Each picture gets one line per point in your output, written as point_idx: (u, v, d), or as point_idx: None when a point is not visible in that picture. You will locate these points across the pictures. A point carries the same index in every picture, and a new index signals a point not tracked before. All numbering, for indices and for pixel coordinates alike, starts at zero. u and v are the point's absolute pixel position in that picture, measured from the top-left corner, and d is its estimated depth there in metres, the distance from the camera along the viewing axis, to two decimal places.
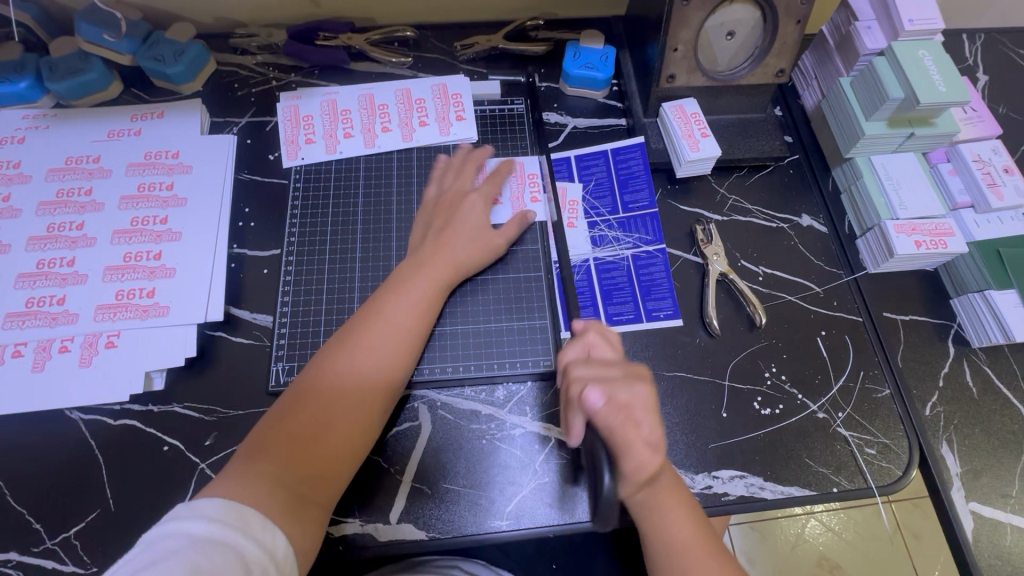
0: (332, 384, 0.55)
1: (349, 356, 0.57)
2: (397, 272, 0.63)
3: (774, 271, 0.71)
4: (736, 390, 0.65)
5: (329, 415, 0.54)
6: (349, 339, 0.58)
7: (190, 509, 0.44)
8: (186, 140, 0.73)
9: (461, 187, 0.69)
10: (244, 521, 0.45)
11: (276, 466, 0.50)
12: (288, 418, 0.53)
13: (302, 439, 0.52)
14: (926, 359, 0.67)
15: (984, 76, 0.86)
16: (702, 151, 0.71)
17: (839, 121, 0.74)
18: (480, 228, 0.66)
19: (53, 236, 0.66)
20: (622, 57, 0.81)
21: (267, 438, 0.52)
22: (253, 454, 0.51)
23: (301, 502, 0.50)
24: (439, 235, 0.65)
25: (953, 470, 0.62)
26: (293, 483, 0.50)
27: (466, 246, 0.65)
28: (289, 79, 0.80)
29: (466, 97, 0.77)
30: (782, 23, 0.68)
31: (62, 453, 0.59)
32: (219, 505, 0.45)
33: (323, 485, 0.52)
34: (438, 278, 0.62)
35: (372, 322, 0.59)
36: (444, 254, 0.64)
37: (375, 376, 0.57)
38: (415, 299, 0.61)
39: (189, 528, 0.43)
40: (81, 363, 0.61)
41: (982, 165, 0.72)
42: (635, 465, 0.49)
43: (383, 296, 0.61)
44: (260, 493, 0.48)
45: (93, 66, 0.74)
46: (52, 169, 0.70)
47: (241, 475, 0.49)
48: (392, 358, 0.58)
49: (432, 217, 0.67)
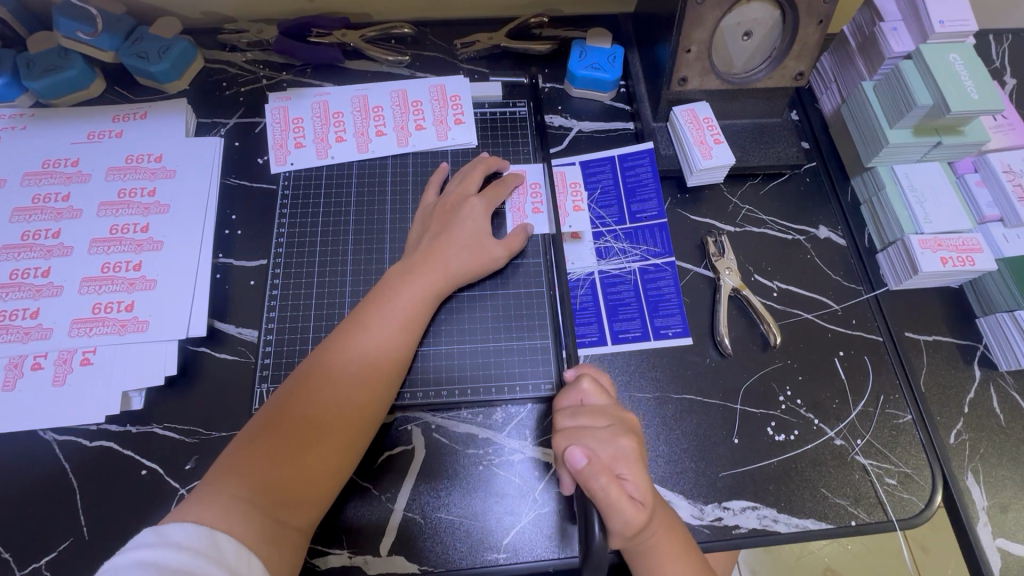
0: (312, 401, 0.52)
1: (330, 370, 0.53)
2: (384, 281, 0.60)
3: (789, 286, 0.67)
4: (748, 415, 0.61)
5: (307, 433, 0.51)
6: (332, 351, 0.55)
7: (160, 536, 0.41)
8: (170, 143, 0.69)
9: (464, 192, 0.65)
10: (217, 548, 0.42)
11: (251, 488, 0.47)
12: (264, 435, 0.50)
13: (279, 458, 0.49)
14: (950, 382, 0.64)
15: (1012, 79, 0.82)
16: (715, 158, 0.67)
17: (861, 128, 0.70)
18: (480, 235, 0.63)
19: (28, 245, 0.63)
20: (630, 57, 0.77)
21: (242, 456, 0.49)
22: (224, 472, 0.48)
23: (279, 526, 0.47)
24: (432, 243, 0.61)
25: (979, 503, 0.59)
26: (269, 506, 0.47)
27: (456, 256, 0.61)
28: (280, 78, 0.76)
29: (464, 99, 0.73)
30: (804, 23, 0.64)
31: (33, 476, 0.56)
32: (192, 530, 0.42)
33: (300, 508, 0.49)
34: (427, 288, 0.59)
35: (356, 335, 0.55)
36: (436, 260, 0.60)
37: (359, 394, 0.53)
38: (405, 308, 0.58)
39: (159, 557, 0.39)
40: (54, 382, 0.57)
41: (1013, 176, 0.67)
42: (621, 523, 0.46)
43: (368, 307, 0.57)
44: (236, 516, 0.45)
45: (72, 63, 0.70)
46: (28, 173, 0.66)
47: (214, 498, 0.46)
48: (376, 375, 0.54)
49: (431, 224, 0.63)
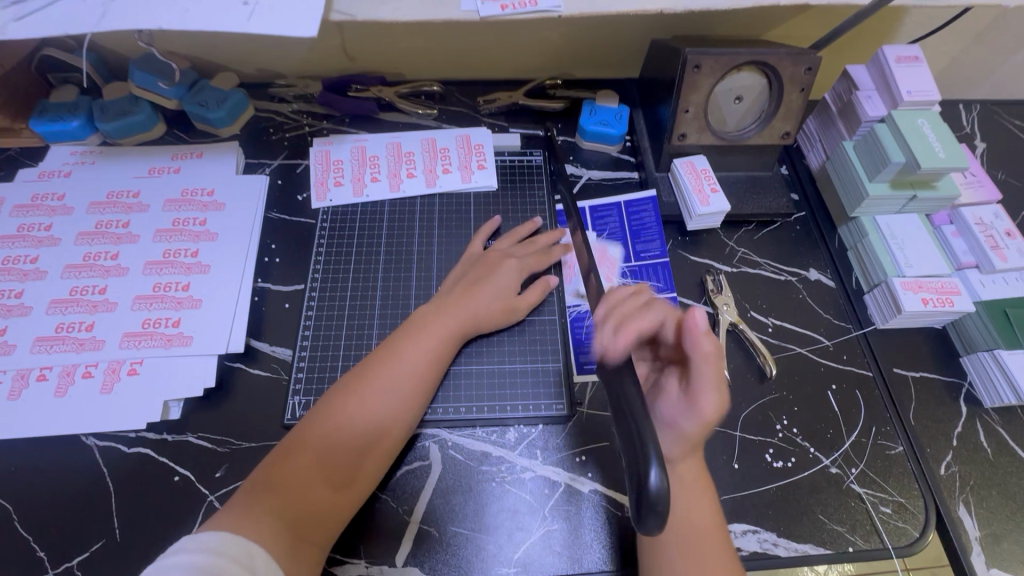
0: (344, 422, 0.56)
1: (362, 397, 0.57)
2: (417, 317, 0.65)
3: (783, 323, 0.72)
4: (747, 442, 0.65)
5: (335, 453, 0.54)
6: (365, 379, 0.59)
7: (194, 543, 0.45)
8: (222, 179, 0.77)
9: (502, 248, 0.72)
10: (248, 556, 0.46)
11: (279, 505, 0.50)
12: (295, 454, 0.54)
13: (307, 477, 0.53)
14: (939, 417, 0.68)
15: (982, 143, 0.90)
16: (712, 206, 0.74)
17: (844, 182, 0.77)
18: (508, 284, 0.68)
19: (89, 265, 0.69)
20: (635, 115, 0.86)
21: (276, 471, 0.53)
22: (255, 486, 0.51)
23: (298, 542, 0.50)
24: (465, 288, 0.67)
25: (972, 534, 0.61)
26: (293, 522, 0.50)
27: (487, 297, 0.67)
28: (321, 126, 0.86)
29: (487, 148, 0.82)
30: (788, 90, 0.72)
31: (74, 479, 0.59)
32: (222, 537, 0.46)
33: (320, 527, 0.52)
34: (456, 328, 0.64)
35: (388, 363, 0.60)
36: (468, 303, 0.66)
37: (385, 419, 0.57)
38: (434, 345, 0.62)
39: (191, 559, 0.43)
40: (102, 389, 0.62)
41: (985, 228, 0.74)
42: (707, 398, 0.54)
43: (401, 339, 0.62)
44: (263, 531, 0.48)
45: (141, 109, 0.79)
46: (93, 202, 0.74)
47: (245, 512, 0.49)
48: (402, 402, 0.59)
49: (469, 270, 0.70)
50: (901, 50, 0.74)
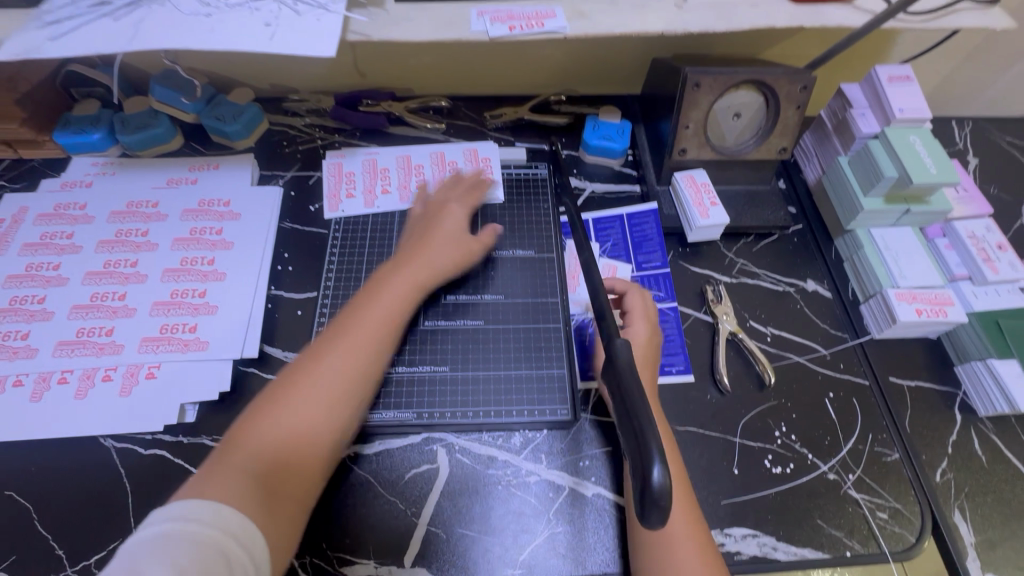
0: (313, 373, 0.56)
1: (329, 348, 0.58)
2: (379, 272, 0.67)
3: (781, 332, 0.74)
4: (747, 448, 0.66)
5: (307, 404, 0.54)
6: (330, 333, 0.60)
7: (169, 512, 0.44)
8: (237, 190, 0.80)
9: (446, 198, 0.76)
10: (222, 519, 0.44)
11: (255, 459, 0.50)
12: (268, 406, 0.54)
13: (281, 429, 0.52)
14: (934, 425, 0.69)
15: (974, 159, 0.93)
16: (711, 218, 0.77)
17: (840, 196, 0.80)
18: (460, 235, 0.73)
19: (109, 272, 0.72)
20: (637, 130, 0.89)
21: (249, 423, 0.52)
22: (229, 443, 0.51)
23: (275, 497, 0.49)
24: (422, 240, 0.70)
25: (967, 539, 0.63)
26: (268, 476, 0.50)
27: (441, 249, 0.70)
28: (332, 139, 0.89)
29: (494, 161, 0.85)
30: (784, 107, 0.75)
31: (92, 479, 0.61)
32: (194, 504, 0.45)
33: (295, 484, 0.52)
34: (417, 278, 0.67)
35: (356, 313, 0.61)
36: (427, 255, 0.69)
37: (355, 367, 0.58)
38: (398, 294, 0.64)
39: (171, 528, 0.43)
40: (121, 392, 0.64)
41: (977, 241, 0.76)
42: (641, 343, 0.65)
43: (367, 292, 0.64)
44: (237, 489, 0.47)
45: (161, 122, 0.82)
46: (114, 212, 0.76)
47: (219, 467, 0.48)
48: (371, 349, 0.59)
49: (418, 227, 0.73)
50: (893, 69, 0.77)
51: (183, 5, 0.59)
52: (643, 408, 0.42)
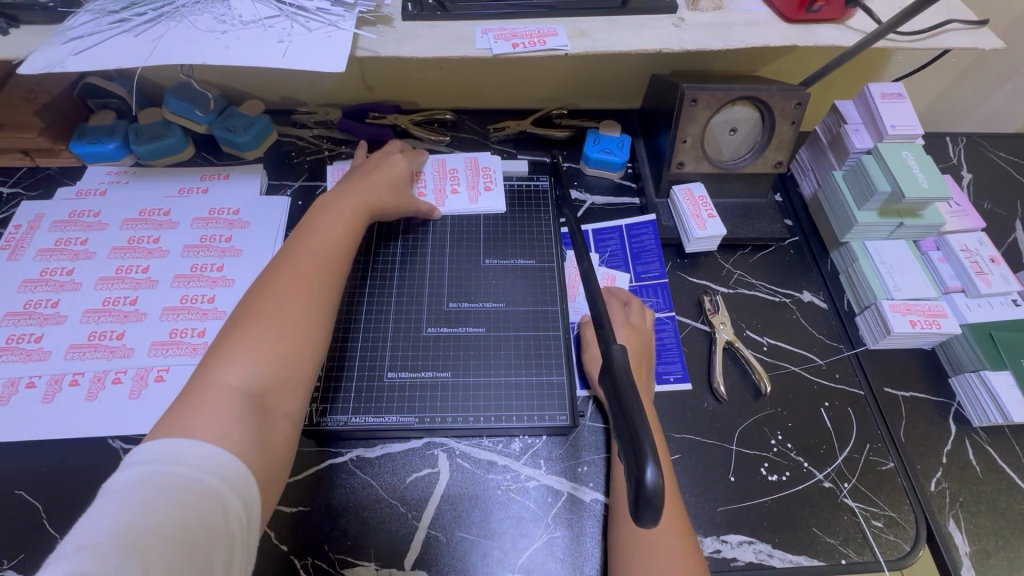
0: (277, 288, 0.56)
1: (276, 274, 0.58)
2: (323, 200, 0.69)
3: (778, 342, 0.76)
4: (744, 455, 0.67)
5: (281, 315, 0.54)
6: (278, 261, 0.60)
7: (156, 454, 0.42)
8: (246, 200, 0.82)
9: (389, 149, 0.80)
10: (209, 456, 0.43)
11: (241, 375, 0.49)
12: (242, 324, 0.53)
13: (264, 343, 0.52)
14: (928, 435, 0.70)
15: (968, 174, 0.95)
16: (708, 230, 0.78)
17: (835, 209, 0.81)
18: (398, 176, 0.76)
19: (121, 277, 0.74)
20: (637, 144, 0.91)
21: (226, 342, 0.52)
22: (207, 364, 0.50)
23: (268, 414, 0.49)
24: (365, 175, 0.73)
25: (962, 549, 0.63)
26: (261, 395, 0.50)
27: (383, 190, 0.73)
28: (340, 150, 0.91)
29: (495, 170, 0.87)
30: (779, 123, 0.77)
31: (101, 479, 0.62)
32: (183, 443, 0.43)
33: (287, 397, 0.52)
34: (361, 203, 0.69)
35: (309, 233, 0.63)
36: (373, 187, 0.72)
37: (317, 276, 0.59)
38: (345, 213, 0.67)
39: (161, 472, 0.41)
40: (131, 394, 0.65)
41: (970, 254, 0.78)
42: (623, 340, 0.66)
43: (316, 216, 0.66)
44: (226, 414, 0.46)
45: (173, 133, 0.84)
46: (127, 219, 0.78)
47: (205, 392, 0.48)
48: (330, 259, 0.61)
49: (360, 168, 0.76)
50: (885, 87, 0.79)
51: (200, 23, 0.61)
52: (640, 411, 0.43)
